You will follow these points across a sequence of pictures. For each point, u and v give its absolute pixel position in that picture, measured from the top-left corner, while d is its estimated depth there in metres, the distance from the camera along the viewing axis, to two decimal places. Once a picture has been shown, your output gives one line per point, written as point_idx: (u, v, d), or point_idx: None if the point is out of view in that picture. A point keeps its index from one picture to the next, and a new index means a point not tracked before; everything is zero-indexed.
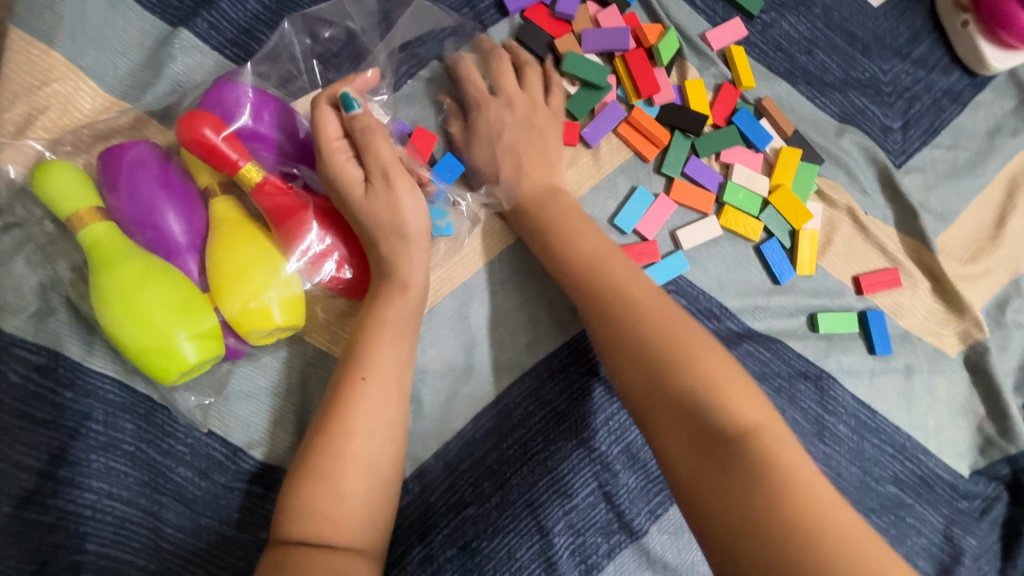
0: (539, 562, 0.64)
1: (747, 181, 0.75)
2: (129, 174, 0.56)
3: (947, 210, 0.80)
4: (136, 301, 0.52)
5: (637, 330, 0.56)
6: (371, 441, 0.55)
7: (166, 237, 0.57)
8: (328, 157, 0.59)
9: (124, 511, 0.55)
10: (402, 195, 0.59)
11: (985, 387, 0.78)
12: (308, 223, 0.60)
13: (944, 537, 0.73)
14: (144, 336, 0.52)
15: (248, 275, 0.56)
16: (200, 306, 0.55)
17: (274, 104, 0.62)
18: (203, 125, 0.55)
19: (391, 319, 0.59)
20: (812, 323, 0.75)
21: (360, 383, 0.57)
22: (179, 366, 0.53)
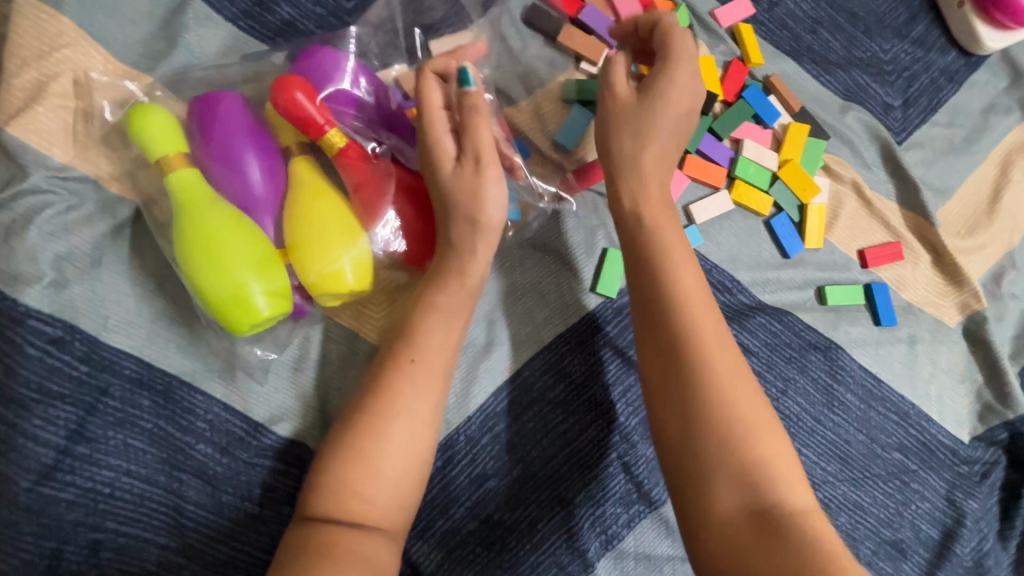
0: (561, 533, 0.64)
1: (758, 156, 0.76)
2: (222, 125, 0.59)
3: (946, 185, 0.83)
4: (217, 248, 0.53)
5: (713, 386, 0.52)
6: (412, 422, 0.56)
7: (247, 185, 0.59)
8: (429, 127, 0.58)
9: (143, 489, 0.54)
10: (490, 181, 0.58)
11: (983, 356, 0.80)
12: (385, 194, 0.61)
13: (947, 501, 0.75)
14: (222, 283, 0.53)
15: (324, 236, 0.57)
16: (274, 260, 0.55)
17: (369, 76, 0.65)
18: (295, 88, 0.59)
19: (443, 304, 0.60)
20: (820, 296, 0.77)
21: (405, 363, 0.58)
22: (252, 316, 0.53)
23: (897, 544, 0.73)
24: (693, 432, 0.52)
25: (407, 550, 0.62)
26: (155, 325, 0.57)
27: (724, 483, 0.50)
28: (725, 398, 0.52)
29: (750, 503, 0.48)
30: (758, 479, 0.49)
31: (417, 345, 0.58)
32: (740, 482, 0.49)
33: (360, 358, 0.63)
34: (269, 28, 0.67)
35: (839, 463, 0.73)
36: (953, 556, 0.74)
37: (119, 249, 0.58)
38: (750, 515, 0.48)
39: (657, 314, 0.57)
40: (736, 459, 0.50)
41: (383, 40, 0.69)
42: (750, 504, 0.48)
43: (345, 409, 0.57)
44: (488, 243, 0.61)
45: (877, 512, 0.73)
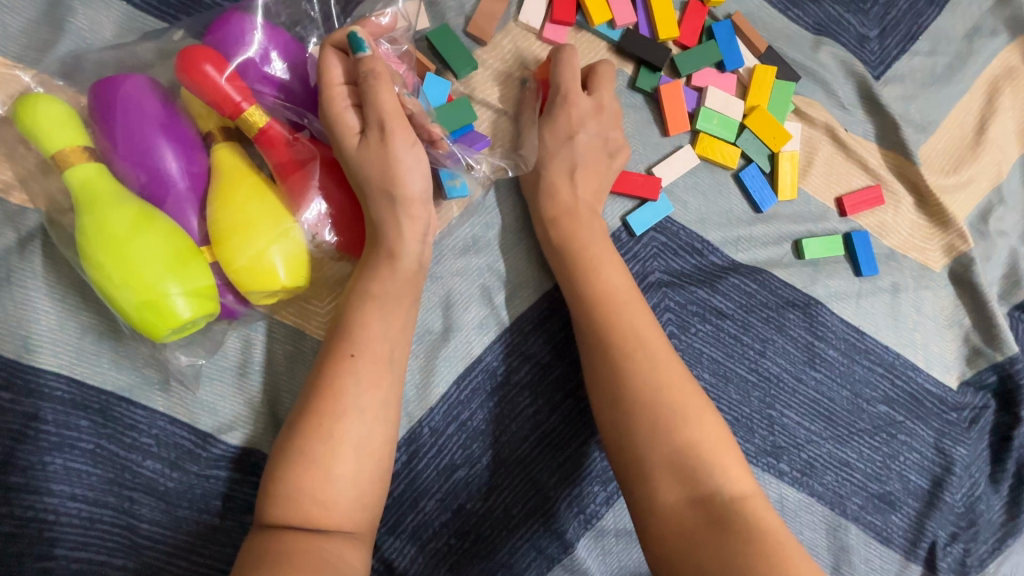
0: (537, 517, 0.63)
1: (722, 105, 0.71)
2: (124, 111, 0.54)
3: (928, 120, 0.77)
4: (126, 250, 0.50)
5: (637, 375, 0.55)
6: (363, 420, 0.53)
7: (161, 178, 0.54)
8: (328, 103, 0.56)
9: (92, 511, 0.52)
10: (399, 150, 0.55)
11: (971, 299, 0.77)
12: (312, 180, 0.58)
13: (936, 450, 0.73)
14: (134, 288, 0.50)
15: (246, 227, 0.54)
16: (194, 259, 0.52)
17: (293, 48, 0.60)
18: (204, 62, 0.53)
19: (377, 292, 0.57)
20: (797, 251, 0.73)
21: (350, 363, 0.54)
22: (170, 321, 0.50)
23: (884, 496, 0.71)
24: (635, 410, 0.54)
25: (379, 547, 0.60)
26: (81, 341, 0.54)
27: (663, 472, 0.51)
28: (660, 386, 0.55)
29: (693, 493, 0.50)
30: (701, 471, 0.50)
31: (357, 338, 0.55)
32: (680, 470, 0.51)
33: (308, 356, 0.60)
34: (170, 4, 0.61)
35: (823, 421, 0.71)
36: (942, 504, 0.72)
37: (31, 263, 0.54)
38: (694, 503, 0.49)
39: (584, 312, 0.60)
40: (673, 447, 0.52)
41: (301, 7, 0.63)
42: (691, 493, 0.49)
43: (291, 412, 0.54)
44: (413, 221, 0.57)
45: (863, 467, 0.71)
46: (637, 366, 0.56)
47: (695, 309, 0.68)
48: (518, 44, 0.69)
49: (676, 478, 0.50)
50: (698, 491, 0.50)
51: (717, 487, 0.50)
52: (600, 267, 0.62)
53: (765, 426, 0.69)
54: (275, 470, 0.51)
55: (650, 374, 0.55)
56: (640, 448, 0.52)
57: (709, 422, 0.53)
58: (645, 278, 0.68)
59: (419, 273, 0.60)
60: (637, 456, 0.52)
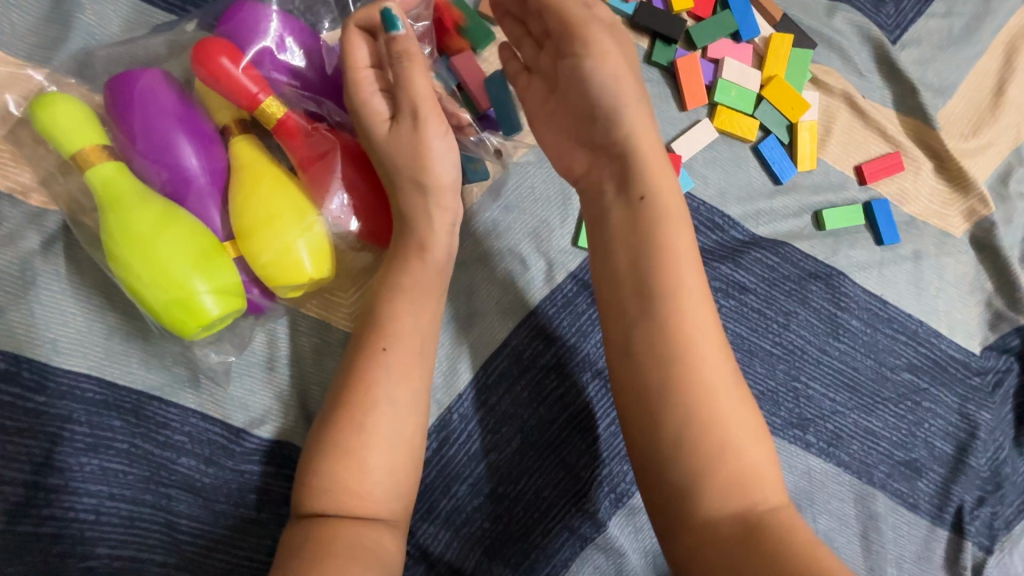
0: (568, 497, 0.63)
1: (739, 77, 0.70)
2: (142, 107, 0.53)
3: (946, 83, 0.76)
4: (153, 248, 0.49)
5: (698, 363, 0.49)
6: (395, 412, 0.53)
7: (181, 174, 0.54)
8: (356, 90, 0.55)
9: (130, 510, 0.52)
10: (430, 138, 0.54)
11: (992, 263, 0.77)
12: (333, 169, 0.57)
13: (960, 415, 0.73)
14: (162, 286, 0.49)
15: (269, 221, 0.54)
16: (218, 255, 0.52)
17: (307, 37, 0.59)
18: (220, 56, 0.53)
19: (407, 285, 0.56)
20: (817, 222, 0.73)
21: (381, 357, 0.54)
22: (198, 319, 0.50)
23: (911, 464, 0.71)
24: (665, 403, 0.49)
25: (414, 533, 0.60)
26: (110, 341, 0.54)
27: (716, 481, 0.46)
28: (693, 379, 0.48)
29: (743, 507, 0.45)
30: (731, 475, 0.46)
31: (388, 332, 0.55)
32: (732, 482, 0.46)
33: (335, 348, 0.60)
34: None
35: (848, 391, 0.71)
36: (968, 469, 0.73)
37: (54, 266, 0.53)
38: (743, 519, 0.45)
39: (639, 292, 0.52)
40: (729, 452, 0.47)
41: None
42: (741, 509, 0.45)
43: (325, 405, 0.54)
44: (444, 211, 0.57)
45: (889, 436, 0.71)
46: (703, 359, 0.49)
47: (719, 284, 0.68)
48: None
49: (732, 488, 0.46)
50: (746, 507, 0.46)
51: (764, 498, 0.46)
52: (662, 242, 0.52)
53: (790, 398, 0.69)
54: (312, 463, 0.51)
55: (711, 377, 0.49)
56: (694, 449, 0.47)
57: (759, 436, 0.49)
58: None
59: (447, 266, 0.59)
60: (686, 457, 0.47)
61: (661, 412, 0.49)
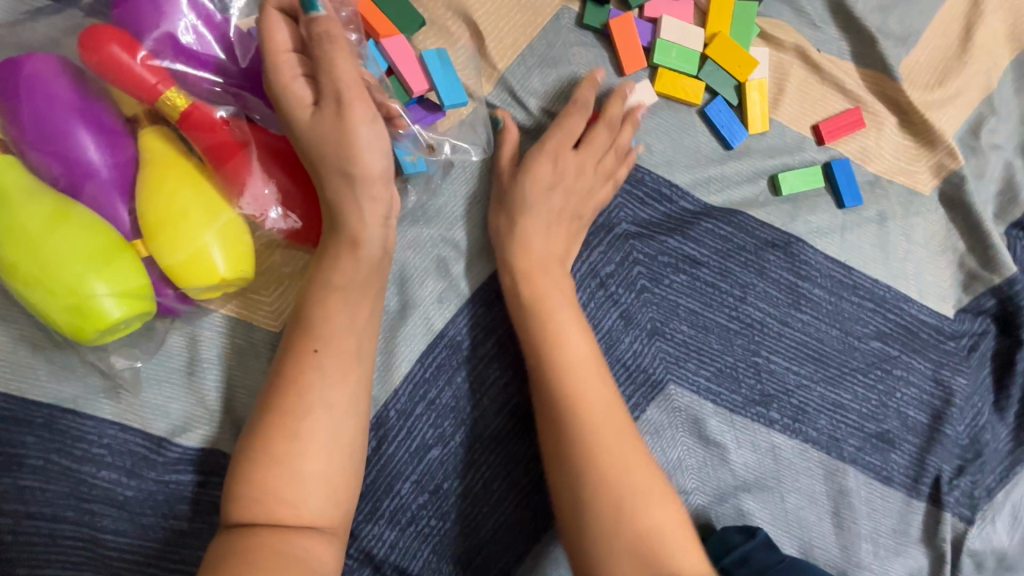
0: (518, 490, 0.61)
1: (680, 36, 0.65)
2: (29, 93, 0.47)
3: (908, 31, 0.71)
4: (46, 250, 0.46)
5: (602, 462, 0.53)
6: (330, 415, 0.51)
7: (79, 166, 0.49)
8: (274, 75, 0.49)
9: (51, 527, 0.51)
10: (357, 125, 0.48)
11: (965, 221, 0.72)
12: (251, 165, 0.52)
13: (934, 381, 0.70)
14: (59, 291, 0.46)
15: (179, 220, 0.49)
16: (123, 257, 0.48)
17: (214, 17, 0.52)
18: (113, 45, 0.48)
19: (338, 283, 0.53)
20: (774, 187, 0.68)
21: (317, 360, 0.51)
22: (97, 323, 0.47)
23: (883, 435, 0.68)
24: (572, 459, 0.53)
25: (356, 535, 0.58)
26: (15, 354, 0.52)
27: (625, 562, 0.50)
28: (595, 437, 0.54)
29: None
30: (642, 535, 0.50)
31: (319, 333, 0.52)
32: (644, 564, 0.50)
33: (260, 348, 0.57)
34: None
35: (813, 363, 0.67)
36: (944, 438, 0.69)
37: None
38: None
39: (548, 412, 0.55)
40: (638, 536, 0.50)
41: None
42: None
43: (255, 411, 0.51)
44: (377, 203, 0.51)
45: (859, 408, 0.68)
46: (607, 456, 0.53)
47: (668, 259, 0.64)
48: None
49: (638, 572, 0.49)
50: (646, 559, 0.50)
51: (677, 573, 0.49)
52: (566, 356, 0.56)
53: (751, 374, 0.65)
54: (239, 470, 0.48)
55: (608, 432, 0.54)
56: (603, 541, 0.51)
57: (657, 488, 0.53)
58: (612, 230, 0.64)
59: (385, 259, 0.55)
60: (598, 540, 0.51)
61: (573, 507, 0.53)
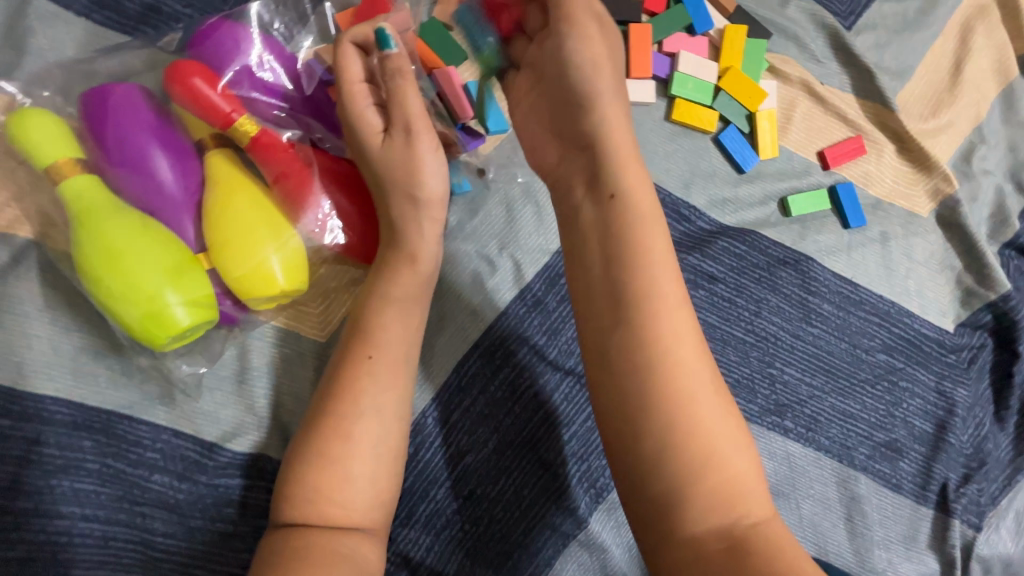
0: (549, 496, 0.63)
1: (696, 69, 0.70)
2: (115, 119, 0.52)
3: (902, 66, 0.77)
4: (123, 261, 0.49)
5: (678, 381, 0.45)
6: (380, 421, 0.53)
7: (155, 185, 0.53)
8: (348, 104, 0.55)
9: (105, 530, 0.52)
10: (423, 152, 0.55)
11: (960, 240, 0.77)
12: (312, 185, 0.57)
13: (938, 393, 0.74)
14: (132, 299, 0.49)
15: (243, 234, 0.53)
16: (191, 269, 0.52)
17: (286, 54, 0.59)
18: (193, 76, 0.53)
19: (397, 295, 0.56)
20: (784, 208, 0.73)
21: (366, 367, 0.54)
22: (168, 330, 0.50)
23: (891, 444, 0.72)
24: (640, 405, 0.46)
25: (394, 539, 0.60)
26: (76, 361, 0.54)
27: (699, 503, 0.43)
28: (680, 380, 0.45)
29: (727, 527, 0.43)
30: (731, 491, 0.44)
31: (375, 340, 0.55)
32: (719, 515, 0.43)
33: (307, 358, 0.60)
34: (130, 17, 0.58)
35: (824, 375, 0.71)
36: (948, 447, 0.73)
37: (21, 289, 0.53)
38: (729, 547, 0.42)
39: (625, 347, 0.47)
40: (716, 484, 0.44)
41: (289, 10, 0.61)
42: (728, 536, 0.43)
43: (308, 415, 0.54)
44: (434, 223, 0.57)
45: (867, 417, 0.71)
46: (688, 397, 0.45)
47: (686, 275, 0.68)
48: None
49: (712, 507, 0.43)
50: (732, 524, 0.43)
51: (754, 526, 0.43)
52: (630, 267, 0.48)
53: (766, 385, 0.69)
54: (295, 473, 0.51)
55: (693, 376, 0.46)
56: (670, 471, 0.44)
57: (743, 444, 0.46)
58: None
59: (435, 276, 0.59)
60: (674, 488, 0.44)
61: (630, 435, 0.46)
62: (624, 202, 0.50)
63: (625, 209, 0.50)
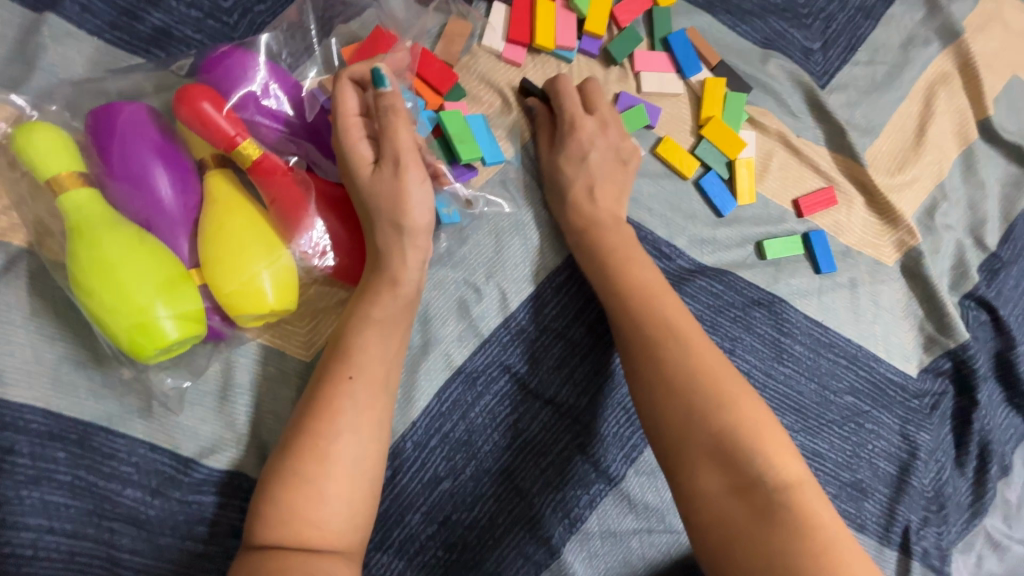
0: (523, 524, 0.64)
1: (673, 123, 0.76)
2: (122, 136, 0.54)
3: (872, 124, 0.82)
4: (115, 272, 0.50)
5: (685, 366, 0.57)
6: (358, 440, 0.54)
7: (155, 201, 0.54)
8: (343, 135, 0.58)
9: (71, 544, 0.52)
10: (410, 183, 0.57)
11: (924, 290, 0.81)
12: (308, 208, 0.58)
13: (901, 436, 0.77)
14: (121, 310, 0.50)
15: (237, 251, 0.54)
16: (183, 283, 0.52)
17: (290, 82, 0.61)
18: (202, 100, 0.55)
19: (377, 316, 0.58)
20: (759, 252, 0.77)
21: (343, 395, 0.54)
22: (155, 342, 0.50)
23: (857, 484, 0.74)
24: (650, 388, 0.57)
25: (367, 564, 0.60)
26: (58, 371, 0.54)
27: (709, 463, 0.52)
28: (686, 364, 0.57)
29: (735, 480, 0.50)
30: (739, 451, 0.51)
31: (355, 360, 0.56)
32: (729, 469, 0.51)
33: (291, 377, 0.61)
34: (142, 38, 0.60)
35: (794, 414, 0.74)
36: (911, 488, 0.75)
37: (6, 297, 0.53)
38: (734, 495, 0.50)
39: (640, 345, 0.60)
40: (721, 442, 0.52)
41: (294, 41, 0.64)
42: (736, 484, 0.50)
43: (285, 434, 0.54)
44: (417, 250, 0.59)
45: (835, 456, 0.74)
46: (685, 372, 0.56)
47: None
48: (481, 63, 0.71)
49: (720, 465, 0.51)
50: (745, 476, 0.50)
51: (761, 473, 0.50)
52: (632, 286, 0.63)
53: None
54: (268, 491, 0.51)
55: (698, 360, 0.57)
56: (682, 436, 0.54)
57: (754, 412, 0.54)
58: None
59: (417, 299, 0.60)
60: (685, 447, 0.53)
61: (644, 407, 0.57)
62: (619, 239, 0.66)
63: (632, 251, 0.66)
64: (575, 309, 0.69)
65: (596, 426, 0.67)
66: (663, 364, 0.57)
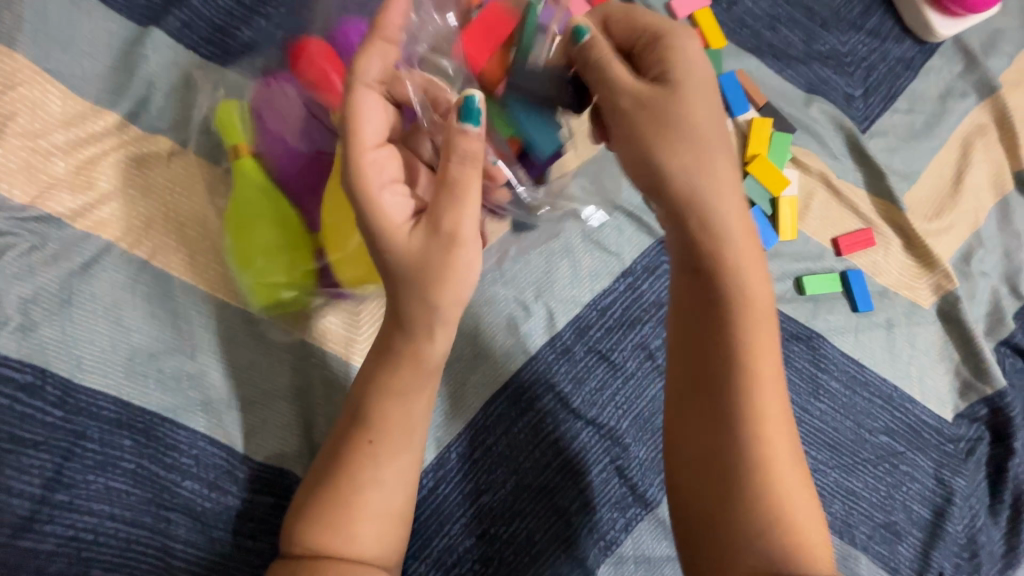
0: (560, 544, 0.64)
1: None
2: (272, 106, 0.60)
3: (910, 170, 0.85)
4: (248, 239, 0.59)
5: (763, 452, 0.47)
6: (383, 483, 0.51)
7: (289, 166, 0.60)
8: (362, 174, 0.48)
9: (129, 532, 0.52)
10: (459, 234, 0.48)
11: (959, 335, 0.82)
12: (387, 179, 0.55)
13: (935, 480, 0.76)
14: (252, 269, 0.59)
15: (339, 225, 0.57)
16: (300, 250, 0.59)
17: None
18: (321, 62, 0.57)
19: (405, 376, 0.52)
20: (799, 287, 0.78)
21: (365, 444, 0.51)
22: (273, 301, 0.61)
23: (891, 526, 0.74)
24: (711, 462, 0.49)
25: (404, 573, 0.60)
26: (130, 360, 0.55)
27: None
28: (767, 449, 0.47)
29: None
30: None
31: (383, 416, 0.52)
32: None
33: (345, 382, 0.63)
34: (230, 52, 0.67)
35: (829, 450, 0.74)
36: (945, 534, 0.75)
37: (91, 285, 0.55)
38: None
39: (720, 418, 0.49)
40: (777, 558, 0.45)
41: None
42: None
43: (313, 474, 0.52)
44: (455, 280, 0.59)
45: (869, 497, 0.74)
46: (764, 462, 0.47)
47: None
48: None
49: None
50: None
51: None
52: (735, 341, 0.49)
53: None
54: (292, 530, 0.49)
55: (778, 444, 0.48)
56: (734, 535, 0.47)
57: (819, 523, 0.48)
58: (660, 307, 0.73)
59: None
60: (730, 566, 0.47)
61: (702, 494, 0.49)
62: (724, 264, 0.51)
63: (734, 290, 0.50)
64: (618, 331, 0.71)
65: (635, 449, 0.68)
66: (732, 457, 0.48)
